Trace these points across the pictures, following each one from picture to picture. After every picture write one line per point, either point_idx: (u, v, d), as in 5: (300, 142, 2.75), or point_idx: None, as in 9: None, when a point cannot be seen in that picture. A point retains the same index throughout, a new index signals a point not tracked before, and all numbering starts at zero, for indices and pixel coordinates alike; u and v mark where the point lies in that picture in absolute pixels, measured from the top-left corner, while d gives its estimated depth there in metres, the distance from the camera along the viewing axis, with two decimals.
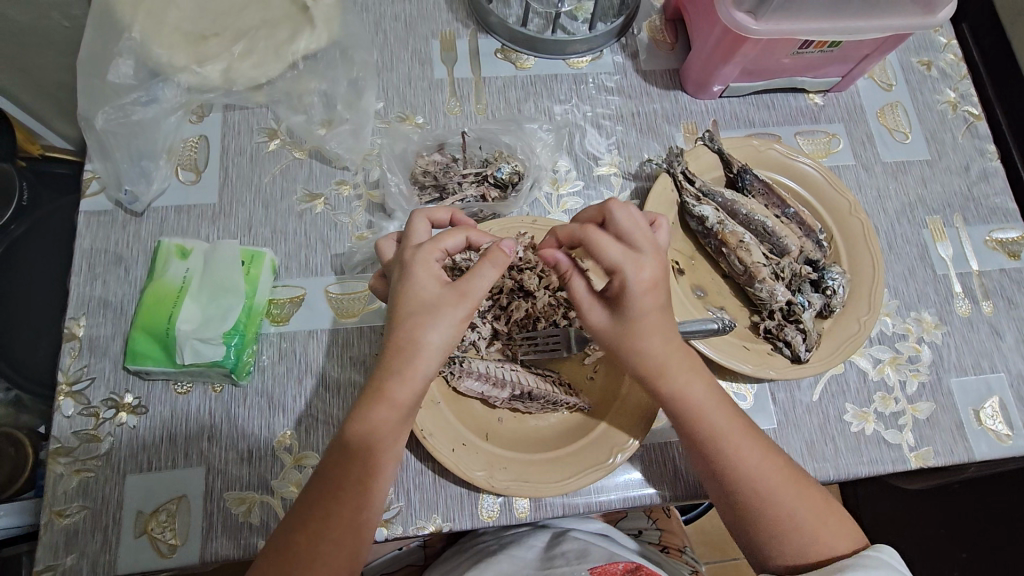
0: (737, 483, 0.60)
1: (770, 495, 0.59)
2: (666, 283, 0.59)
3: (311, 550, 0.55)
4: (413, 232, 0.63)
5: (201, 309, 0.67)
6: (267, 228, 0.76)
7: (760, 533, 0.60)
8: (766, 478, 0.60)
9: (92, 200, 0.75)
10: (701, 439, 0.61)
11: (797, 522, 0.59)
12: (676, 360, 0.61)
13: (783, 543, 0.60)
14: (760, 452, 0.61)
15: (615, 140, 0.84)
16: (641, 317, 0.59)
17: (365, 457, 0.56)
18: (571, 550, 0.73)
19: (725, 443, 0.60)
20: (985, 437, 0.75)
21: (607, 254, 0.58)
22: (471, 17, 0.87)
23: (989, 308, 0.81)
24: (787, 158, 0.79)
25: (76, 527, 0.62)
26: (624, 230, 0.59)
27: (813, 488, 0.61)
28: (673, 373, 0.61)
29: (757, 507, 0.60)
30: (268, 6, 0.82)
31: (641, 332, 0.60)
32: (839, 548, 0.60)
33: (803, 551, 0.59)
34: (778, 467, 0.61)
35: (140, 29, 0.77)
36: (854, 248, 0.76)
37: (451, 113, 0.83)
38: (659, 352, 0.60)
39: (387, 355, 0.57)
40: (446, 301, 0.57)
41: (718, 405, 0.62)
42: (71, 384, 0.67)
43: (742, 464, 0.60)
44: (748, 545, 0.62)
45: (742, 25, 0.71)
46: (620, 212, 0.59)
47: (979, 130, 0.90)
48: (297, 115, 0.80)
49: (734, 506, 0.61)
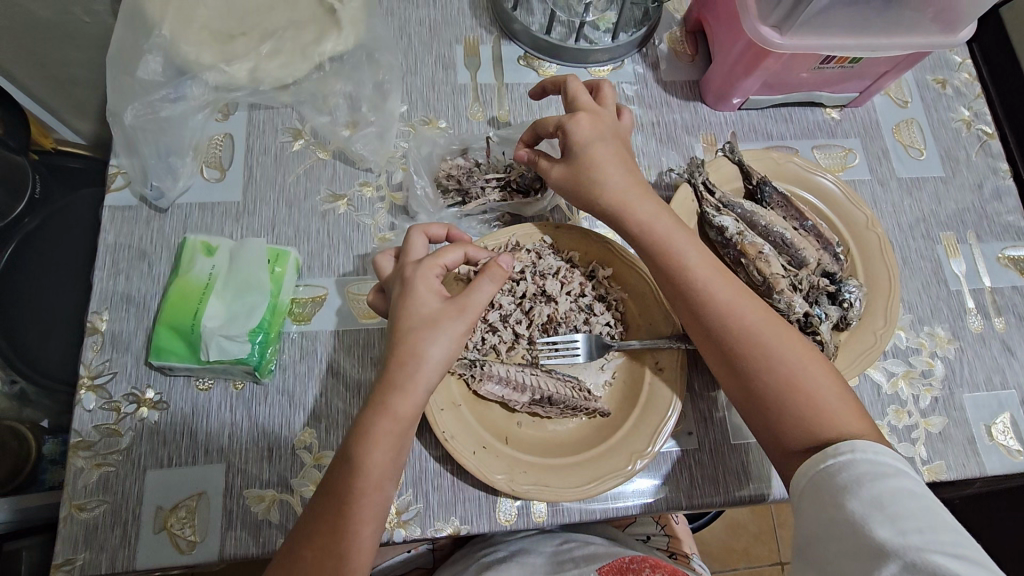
0: (712, 315, 0.63)
1: (745, 326, 0.62)
2: (607, 131, 0.69)
3: (319, 566, 0.54)
4: (412, 248, 0.64)
5: (226, 306, 0.67)
6: (290, 227, 0.76)
7: (744, 371, 0.62)
8: (754, 324, 0.62)
9: (117, 195, 0.75)
10: (690, 295, 0.64)
11: (796, 384, 0.60)
12: (654, 214, 0.67)
13: (788, 408, 0.59)
14: (758, 316, 0.63)
15: (635, 149, 0.85)
16: (592, 162, 0.67)
17: (371, 470, 0.56)
18: (584, 554, 0.73)
19: (714, 296, 0.63)
20: (996, 453, 0.75)
21: (550, 121, 0.70)
22: (495, 24, 0.88)
23: (1000, 324, 0.82)
24: (806, 171, 0.80)
25: (95, 522, 0.62)
26: (575, 99, 0.70)
27: (816, 354, 0.62)
28: (647, 217, 0.67)
29: (734, 340, 0.62)
30: (296, 7, 0.83)
31: (596, 175, 0.67)
32: (819, 386, 0.59)
33: (809, 418, 0.58)
34: (753, 307, 0.63)
35: (170, 26, 0.77)
36: (870, 262, 0.77)
37: (474, 118, 0.84)
38: (628, 198, 0.67)
39: (390, 368, 0.58)
40: (446, 315, 0.59)
41: (693, 246, 0.66)
42: (93, 378, 0.67)
43: (716, 297, 0.63)
44: (757, 422, 0.62)
45: (767, 39, 0.72)
46: (573, 83, 0.71)
47: (992, 149, 0.92)
48: (322, 116, 0.80)
49: (735, 369, 0.62)
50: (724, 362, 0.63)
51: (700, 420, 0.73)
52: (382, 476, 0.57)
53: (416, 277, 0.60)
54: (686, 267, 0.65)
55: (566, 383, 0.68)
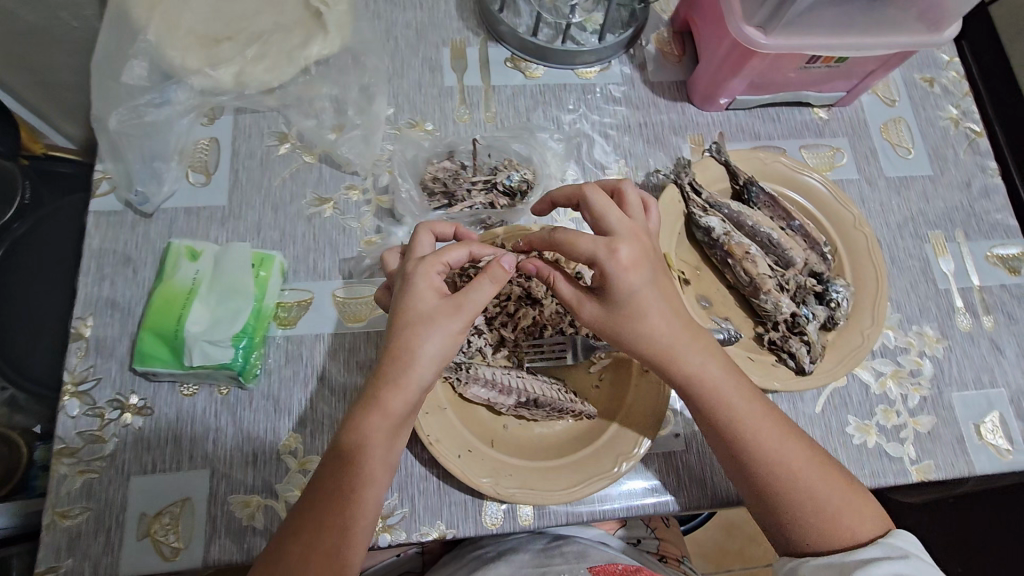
0: (755, 466, 0.62)
1: (788, 475, 0.61)
2: (648, 262, 0.62)
3: (305, 563, 0.53)
4: (417, 245, 0.64)
5: (210, 310, 0.67)
6: (276, 231, 0.76)
7: (781, 512, 0.62)
8: (797, 469, 0.61)
9: (102, 200, 0.75)
10: (734, 440, 0.62)
11: (816, 506, 0.61)
12: (684, 343, 0.63)
13: (812, 531, 0.61)
14: (800, 457, 0.62)
15: (622, 150, 0.85)
16: (633, 299, 0.61)
17: (358, 470, 0.57)
18: (572, 551, 0.74)
19: (738, 425, 0.62)
20: (986, 452, 0.75)
21: (582, 246, 0.61)
22: (481, 26, 0.88)
23: (989, 323, 0.82)
24: (793, 171, 0.80)
25: (78, 529, 0.62)
26: (602, 217, 0.62)
27: (851, 486, 0.62)
28: (681, 357, 0.62)
29: (775, 486, 0.61)
30: (282, 11, 0.83)
31: (636, 313, 0.61)
32: (858, 530, 0.60)
33: (829, 537, 0.60)
34: (795, 448, 0.62)
35: (155, 31, 0.77)
36: (857, 260, 0.77)
37: (461, 121, 0.84)
38: (661, 333, 0.62)
39: (385, 363, 0.58)
40: (441, 313, 0.58)
41: (734, 386, 0.63)
42: (77, 384, 0.67)
43: (759, 446, 0.61)
44: (771, 533, 0.64)
45: (752, 39, 0.72)
46: (595, 200, 0.63)
47: (980, 147, 0.92)
48: (308, 119, 0.80)
49: (757, 495, 0.62)
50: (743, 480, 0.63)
51: (687, 422, 0.73)
52: (369, 476, 0.57)
53: (416, 273, 0.60)
54: (718, 391, 0.63)
55: (553, 386, 0.68)
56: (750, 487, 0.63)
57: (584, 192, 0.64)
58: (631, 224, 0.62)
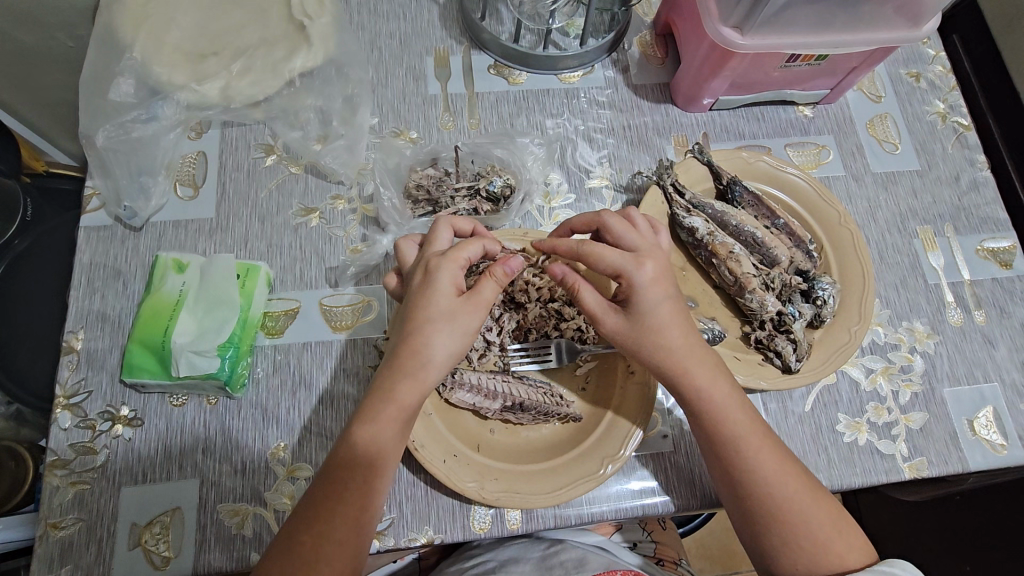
0: (751, 487, 0.61)
1: (782, 499, 0.60)
2: (668, 276, 0.64)
3: (315, 553, 0.55)
4: (436, 239, 0.65)
5: (196, 321, 0.68)
6: (263, 242, 0.77)
7: (770, 537, 0.61)
8: (793, 495, 0.60)
9: (92, 216, 0.77)
10: (733, 462, 0.62)
11: (808, 529, 0.60)
12: (694, 357, 0.63)
13: (800, 558, 0.60)
14: (796, 483, 0.61)
15: (606, 153, 0.85)
16: (651, 313, 0.63)
17: (370, 466, 0.58)
18: (570, 559, 0.72)
19: (742, 444, 0.62)
20: (980, 448, 0.74)
21: (610, 260, 0.63)
22: (465, 34, 0.89)
23: (981, 318, 0.81)
24: (775, 169, 0.80)
25: (71, 539, 0.63)
26: (621, 238, 0.65)
27: (842, 514, 0.62)
28: (693, 371, 0.63)
29: (767, 511, 0.60)
30: (266, 26, 0.84)
31: (651, 326, 0.63)
32: (849, 557, 0.60)
33: (818, 560, 0.60)
34: (794, 474, 0.61)
35: (141, 49, 0.79)
36: (845, 258, 0.76)
37: (445, 128, 0.85)
38: (676, 345, 0.63)
39: (400, 357, 0.59)
40: (459, 312, 0.59)
41: (735, 408, 0.63)
42: (68, 397, 0.68)
43: (757, 469, 0.61)
44: (757, 553, 0.63)
45: (729, 40, 0.73)
46: (613, 222, 0.65)
47: (969, 141, 0.91)
48: (293, 131, 0.81)
49: (747, 516, 0.62)
50: (735, 503, 0.63)
51: (675, 422, 0.73)
52: (379, 465, 0.58)
53: (439, 269, 0.60)
54: (719, 410, 0.63)
55: (538, 390, 0.68)
56: (741, 503, 0.62)
57: (602, 216, 0.66)
58: (650, 242, 0.65)
